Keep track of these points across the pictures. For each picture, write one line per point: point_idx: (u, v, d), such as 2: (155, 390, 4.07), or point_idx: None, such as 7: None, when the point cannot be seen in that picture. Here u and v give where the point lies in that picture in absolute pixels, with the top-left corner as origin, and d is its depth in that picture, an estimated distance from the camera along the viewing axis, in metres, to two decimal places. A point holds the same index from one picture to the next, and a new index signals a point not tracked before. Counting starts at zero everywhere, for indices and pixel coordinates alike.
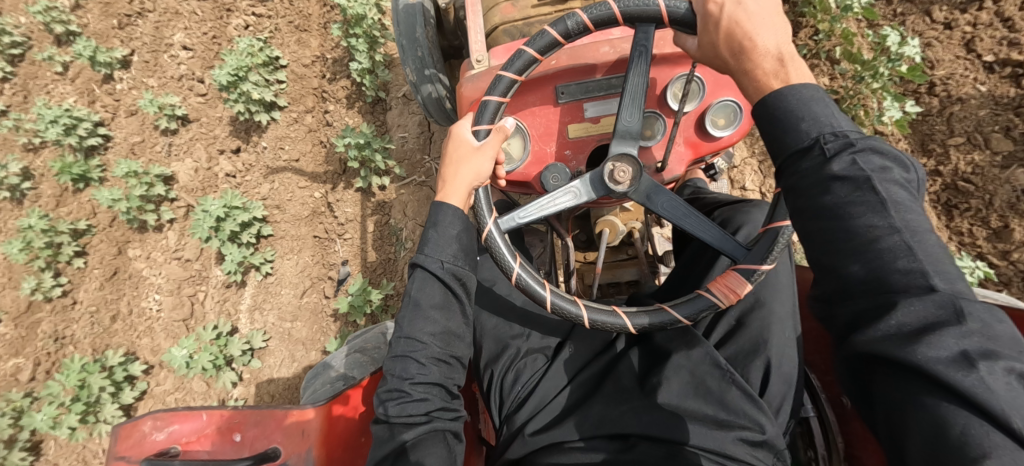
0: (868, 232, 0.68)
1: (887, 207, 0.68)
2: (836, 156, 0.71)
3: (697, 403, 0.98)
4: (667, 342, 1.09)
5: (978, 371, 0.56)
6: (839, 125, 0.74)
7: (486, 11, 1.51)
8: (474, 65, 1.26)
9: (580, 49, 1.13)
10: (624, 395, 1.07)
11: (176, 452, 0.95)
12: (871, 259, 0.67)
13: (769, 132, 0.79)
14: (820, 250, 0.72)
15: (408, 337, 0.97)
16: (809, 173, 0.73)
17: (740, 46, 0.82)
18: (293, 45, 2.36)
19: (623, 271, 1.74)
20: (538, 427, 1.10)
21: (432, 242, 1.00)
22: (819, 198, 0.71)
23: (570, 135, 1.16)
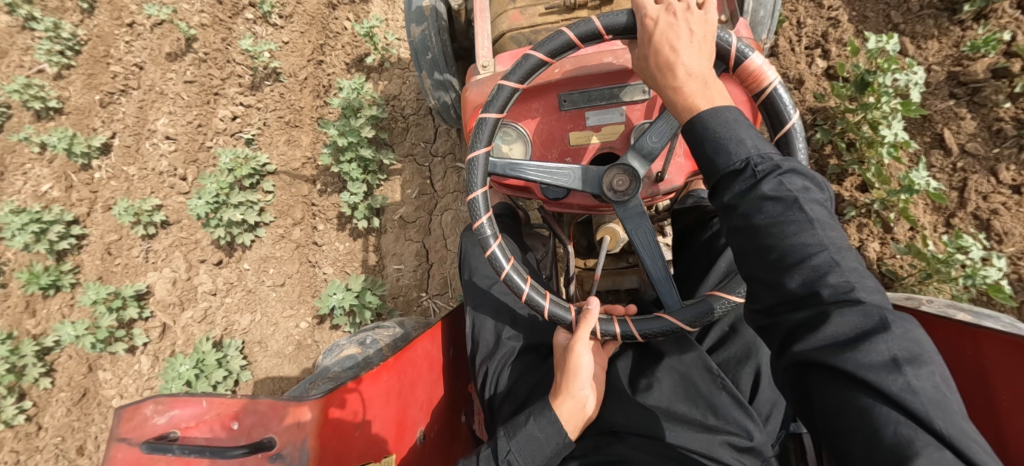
0: (797, 251, 0.69)
1: (814, 225, 0.70)
2: (766, 177, 0.74)
3: (686, 406, 1.01)
4: (661, 344, 1.10)
5: (906, 377, 0.59)
6: (764, 148, 0.77)
7: (494, 18, 1.49)
8: (480, 71, 1.33)
9: (585, 58, 1.20)
10: (614, 395, 1.09)
11: (174, 437, 0.96)
12: (805, 273, 0.68)
13: (701, 153, 0.82)
14: (759, 265, 0.72)
15: None
16: (742, 193, 0.75)
17: (663, 60, 0.87)
18: (283, 145, 2.29)
19: (623, 279, 1.90)
20: None
21: (516, 439, 1.00)
22: (753, 217, 0.73)
23: (571, 142, 1.22)
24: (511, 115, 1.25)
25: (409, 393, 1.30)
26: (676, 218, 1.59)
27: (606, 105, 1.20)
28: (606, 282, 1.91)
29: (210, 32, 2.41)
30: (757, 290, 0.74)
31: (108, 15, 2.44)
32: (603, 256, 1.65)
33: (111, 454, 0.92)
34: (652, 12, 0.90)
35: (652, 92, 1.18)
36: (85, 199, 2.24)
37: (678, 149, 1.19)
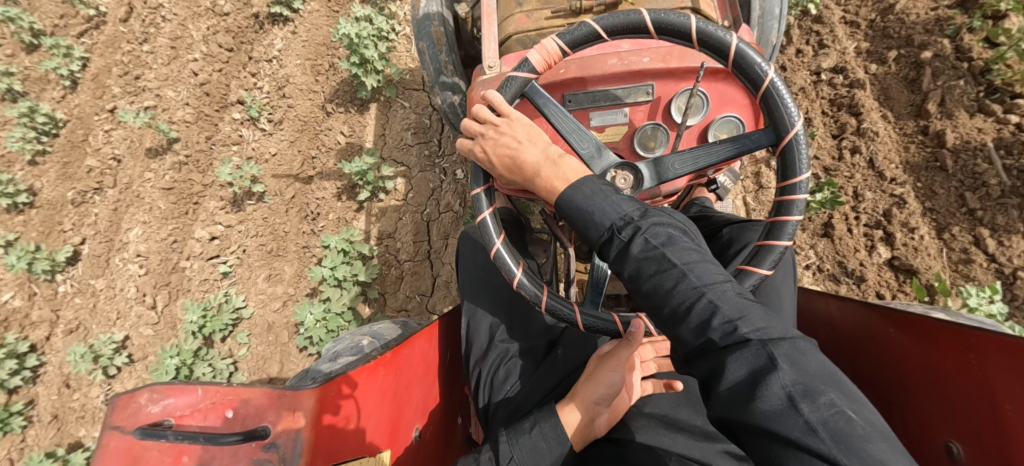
0: (679, 302, 0.78)
1: (685, 273, 0.79)
2: (631, 240, 0.82)
3: (689, 412, 1.06)
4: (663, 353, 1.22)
5: (803, 414, 0.63)
6: (625, 210, 0.85)
7: (501, 21, 1.50)
8: (486, 71, 1.36)
9: (589, 60, 1.22)
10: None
11: (170, 424, 0.95)
12: (693, 325, 0.75)
13: (577, 229, 0.90)
14: (661, 320, 0.80)
15: None
16: (619, 257, 0.83)
17: (514, 165, 0.99)
18: (264, 281, 2.25)
19: (623, 284, 1.92)
20: None
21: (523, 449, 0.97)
22: (642, 277, 0.81)
23: None
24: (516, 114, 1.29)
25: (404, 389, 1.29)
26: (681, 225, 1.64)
27: (609, 106, 1.22)
28: (606, 286, 1.92)
29: (194, 129, 2.42)
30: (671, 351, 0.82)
31: (91, 93, 2.49)
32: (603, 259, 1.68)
33: (103, 443, 0.92)
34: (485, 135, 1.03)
35: (655, 94, 1.20)
36: (45, 320, 2.18)
37: (679, 152, 1.23)
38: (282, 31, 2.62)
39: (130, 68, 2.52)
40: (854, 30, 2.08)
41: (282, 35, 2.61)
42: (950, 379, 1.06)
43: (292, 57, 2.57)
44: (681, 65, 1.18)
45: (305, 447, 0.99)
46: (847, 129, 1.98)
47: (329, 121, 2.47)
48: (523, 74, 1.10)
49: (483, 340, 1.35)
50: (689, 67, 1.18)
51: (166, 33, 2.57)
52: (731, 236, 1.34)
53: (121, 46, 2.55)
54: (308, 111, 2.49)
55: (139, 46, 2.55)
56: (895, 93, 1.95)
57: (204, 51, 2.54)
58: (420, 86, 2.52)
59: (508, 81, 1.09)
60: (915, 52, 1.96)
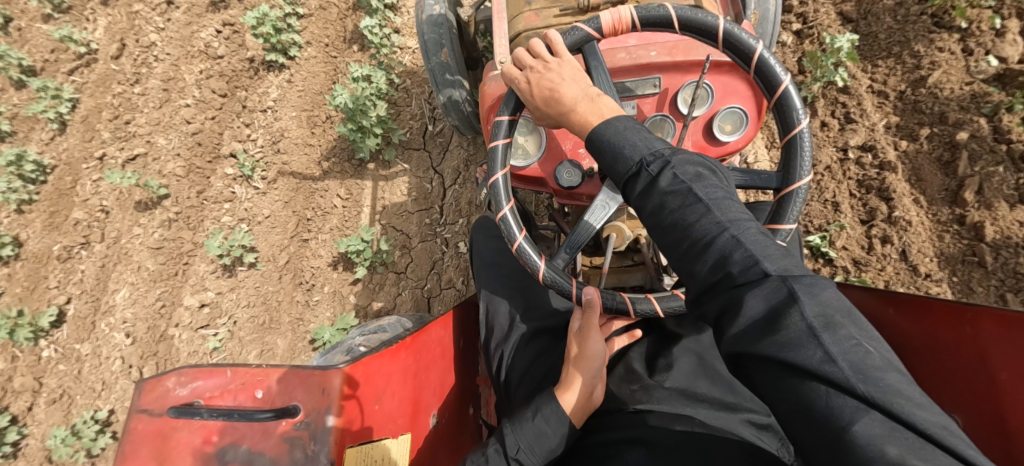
0: (702, 237, 0.81)
1: (711, 209, 0.82)
2: (660, 173, 0.87)
3: (708, 386, 1.07)
4: (677, 327, 1.19)
5: (820, 342, 0.65)
6: (654, 147, 0.91)
7: (509, 20, 1.55)
8: (497, 67, 1.41)
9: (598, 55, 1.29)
10: (633, 377, 1.13)
11: (200, 405, 0.97)
12: (715, 258, 0.79)
13: (604, 163, 0.96)
14: (680, 255, 0.84)
15: None
16: (646, 192, 0.88)
17: (551, 97, 1.06)
18: (257, 355, 2.11)
19: (629, 277, 1.96)
20: None
21: (529, 434, 1.02)
22: (664, 213, 0.85)
23: None
24: None
25: (422, 374, 1.31)
26: None
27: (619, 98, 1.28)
28: (612, 280, 1.96)
29: (185, 184, 2.27)
30: (686, 285, 0.84)
31: (80, 136, 2.33)
32: (609, 253, 1.74)
33: (132, 424, 0.95)
34: (535, 67, 1.10)
35: (662, 86, 1.26)
36: (27, 389, 2.08)
37: (686, 140, 1.28)
38: (278, 79, 2.43)
39: (121, 111, 2.36)
40: (882, 101, 1.93)
41: (278, 83, 2.42)
42: (946, 353, 1.12)
43: (288, 109, 2.39)
44: (687, 58, 1.24)
45: (335, 424, 1.02)
46: (878, 216, 1.84)
47: (326, 181, 2.30)
48: (587, 29, 1.13)
49: (500, 320, 1.38)
50: (694, 60, 1.23)
51: (159, 73, 2.40)
52: None
53: (114, 85, 2.39)
54: (303, 168, 2.31)
55: (131, 88, 2.39)
56: (927, 175, 1.81)
57: (196, 97, 2.36)
58: (420, 146, 2.38)
59: (572, 29, 1.13)
60: (950, 132, 1.80)
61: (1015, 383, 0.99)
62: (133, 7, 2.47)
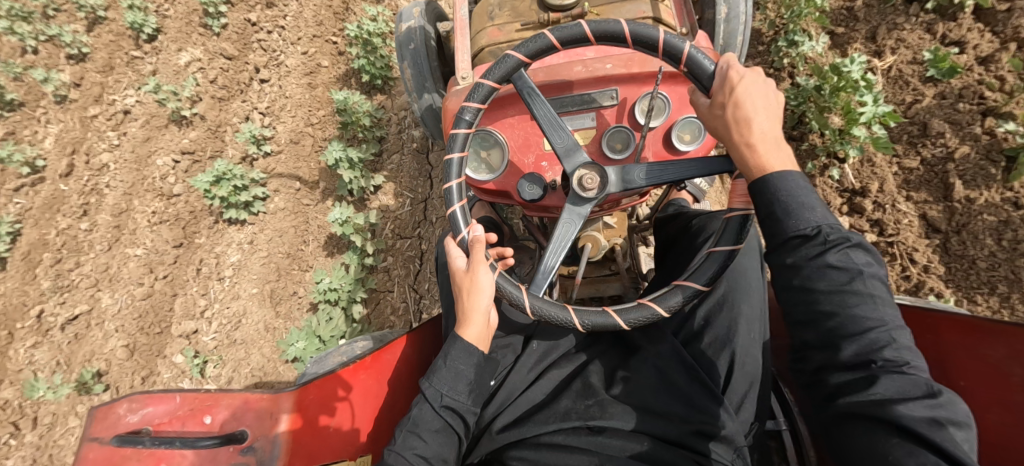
0: (849, 321, 0.80)
1: (875, 299, 0.80)
2: (833, 247, 0.82)
3: (665, 398, 1.08)
4: (636, 337, 1.18)
5: (947, 432, 0.71)
6: (827, 217, 0.85)
7: (474, 35, 1.56)
8: (459, 82, 1.40)
9: (556, 68, 1.29)
10: (590, 391, 1.13)
11: (148, 432, 0.96)
12: (861, 341, 0.79)
13: (767, 213, 0.88)
14: (811, 325, 0.84)
15: (398, 453, 1.01)
16: (805, 259, 0.83)
17: (740, 116, 0.93)
18: None
19: (606, 286, 1.97)
20: (505, 423, 1.14)
21: (442, 376, 1.07)
22: (818, 285, 0.82)
23: (546, 147, 1.30)
24: (488, 122, 1.32)
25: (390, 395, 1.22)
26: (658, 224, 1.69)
27: (579, 110, 1.27)
28: (588, 289, 1.97)
29: (128, 367, 2.03)
30: (810, 350, 0.86)
31: (19, 277, 2.10)
32: (585, 263, 1.75)
33: (83, 453, 0.93)
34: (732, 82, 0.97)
35: (620, 98, 1.25)
36: None
37: (647, 152, 1.27)
38: (241, 233, 2.30)
39: (65, 253, 2.16)
40: None
41: (239, 241, 2.29)
42: None
43: (247, 282, 2.22)
44: (643, 70, 1.25)
45: (284, 449, 1.00)
46: None
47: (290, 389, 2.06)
48: None
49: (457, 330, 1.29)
50: (649, 72, 1.24)
51: (109, 206, 2.24)
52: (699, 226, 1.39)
53: (62, 209, 2.21)
54: (262, 363, 2.09)
55: (78, 221, 2.20)
56: None
57: (148, 245, 2.20)
58: None
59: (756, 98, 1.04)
60: None
61: (976, 390, 0.98)
62: (90, 111, 2.37)
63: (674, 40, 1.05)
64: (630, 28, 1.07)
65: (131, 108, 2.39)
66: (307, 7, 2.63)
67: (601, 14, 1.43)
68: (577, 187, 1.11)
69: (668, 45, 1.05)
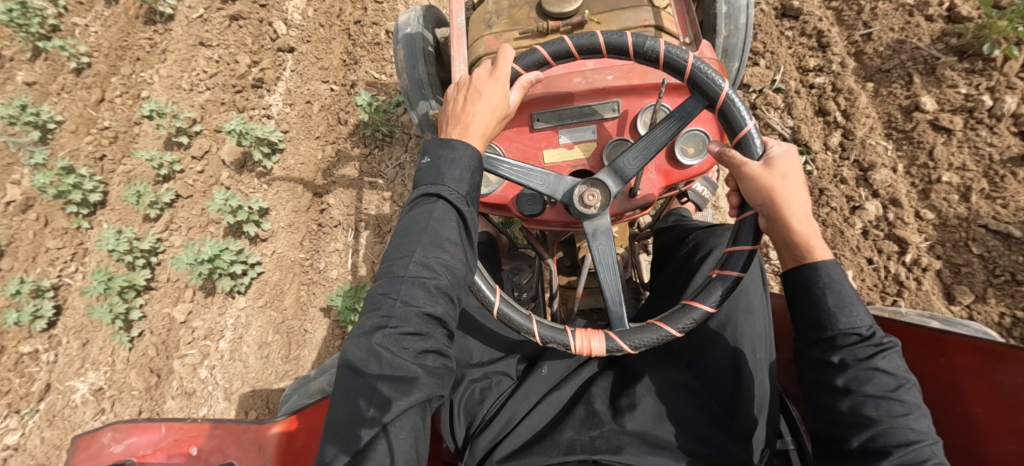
0: (894, 427, 0.82)
1: (917, 412, 0.84)
2: (879, 352, 0.86)
3: (668, 429, 1.04)
4: (640, 364, 1.16)
5: None
6: (868, 321, 0.89)
7: (471, 44, 1.52)
8: None
9: (554, 79, 1.25)
10: (595, 420, 1.07)
11: (131, 464, 0.92)
12: (908, 450, 0.80)
13: (817, 304, 0.91)
14: (853, 422, 0.86)
15: (419, 262, 0.88)
16: (855, 355, 0.87)
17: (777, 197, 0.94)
18: None
19: None
20: (505, 453, 1.06)
21: (453, 172, 0.93)
22: (865, 387, 0.85)
23: (546, 160, 1.25)
24: None
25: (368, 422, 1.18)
26: (658, 234, 1.66)
27: (578, 122, 1.23)
28: (588, 300, 1.92)
29: None
30: (848, 436, 0.86)
31: None
32: (585, 275, 1.72)
33: None
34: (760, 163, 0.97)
35: (621, 110, 1.22)
36: None
37: (650, 165, 1.24)
38: None
39: None
40: None
41: None
42: (920, 380, 1.09)
43: None
44: (643, 81, 1.21)
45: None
46: None
47: None
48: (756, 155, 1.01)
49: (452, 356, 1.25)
50: (650, 83, 1.21)
51: None
52: (698, 242, 1.36)
53: None
54: None
55: None
56: None
57: None
58: None
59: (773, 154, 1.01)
60: None
61: (992, 418, 0.95)
62: None
63: (740, 107, 1.02)
64: (698, 67, 1.03)
65: (7, 455, 1.83)
66: (248, 327, 2.02)
67: (601, 22, 1.39)
68: (576, 201, 1.08)
69: (729, 106, 1.02)
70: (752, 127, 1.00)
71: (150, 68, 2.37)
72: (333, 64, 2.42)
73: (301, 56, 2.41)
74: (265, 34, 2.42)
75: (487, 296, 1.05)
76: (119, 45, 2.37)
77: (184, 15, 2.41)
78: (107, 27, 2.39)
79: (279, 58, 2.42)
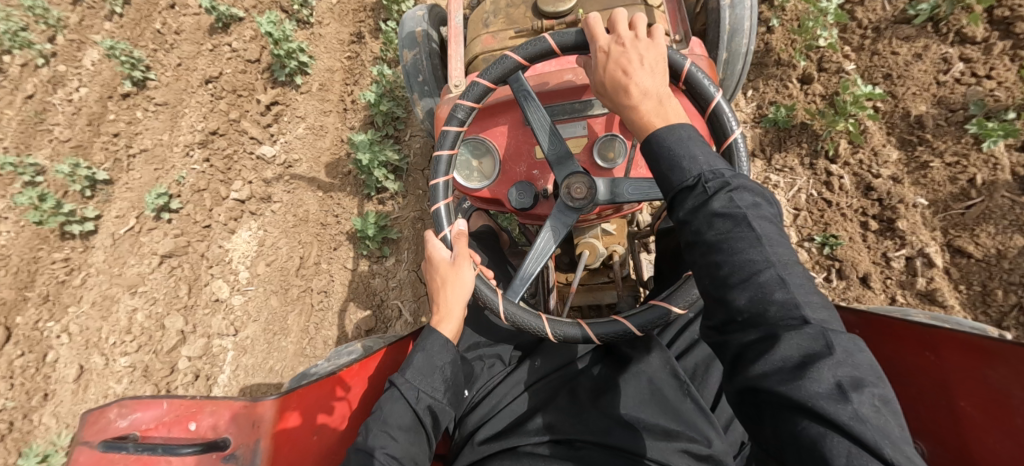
0: (739, 267, 0.71)
1: (762, 242, 0.71)
2: (716, 194, 0.75)
3: (653, 414, 1.04)
4: (629, 350, 1.12)
5: (851, 403, 0.59)
6: (715, 165, 0.79)
7: (470, 43, 1.56)
8: (452, 90, 1.40)
9: (547, 76, 1.28)
10: (576, 405, 1.10)
11: (135, 437, 0.97)
12: (755, 291, 0.69)
13: (658, 172, 0.83)
14: (709, 282, 0.74)
15: (369, 449, 0.97)
16: (694, 209, 0.76)
17: (618, 84, 0.92)
18: None
19: (602, 294, 1.96)
20: (489, 434, 1.12)
21: (414, 366, 1.07)
22: (706, 234, 0.74)
23: (537, 156, 1.29)
24: (480, 130, 1.32)
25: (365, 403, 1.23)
26: (661, 237, 1.65)
27: (571, 118, 1.26)
28: (585, 297, 1.95)
29: None
30: (708, 307, 0.75)
31: None
32: (582, 269, 1.73)
33: (73, 458, 0.94)
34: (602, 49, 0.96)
35: (611, 106, 1.25)
36: None
37: (640, 161, 1.26)
38: None
39: None
40: None
41: None
42: (911, 376, 1.09)
43: None
44: None
45: (265, 457, 1.00)
46: None
47: None
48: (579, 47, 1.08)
49: None
50: None
51: None
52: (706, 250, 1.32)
53: None
54: None
55: None
56: None
57: None
58: None
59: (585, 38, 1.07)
60: None
61: (977, 413, 0.96)
62: None
63: (728, 115, 1.02)
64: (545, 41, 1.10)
65: None
66: None
67: None
68: (564, 197, 1.11)
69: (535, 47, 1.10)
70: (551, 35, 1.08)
71: (61, 313, 2.09)
72: (289, 355, 2.06)
73: (248, 345, 2.08)
74: (205, 291, 2.14)
75: (500, 304, 1.07)
76: (30, 263, 2.14)
77: (110, 231, 2.21)
78: (20, 231, 2.19)
79: (215, 349, 2.08)
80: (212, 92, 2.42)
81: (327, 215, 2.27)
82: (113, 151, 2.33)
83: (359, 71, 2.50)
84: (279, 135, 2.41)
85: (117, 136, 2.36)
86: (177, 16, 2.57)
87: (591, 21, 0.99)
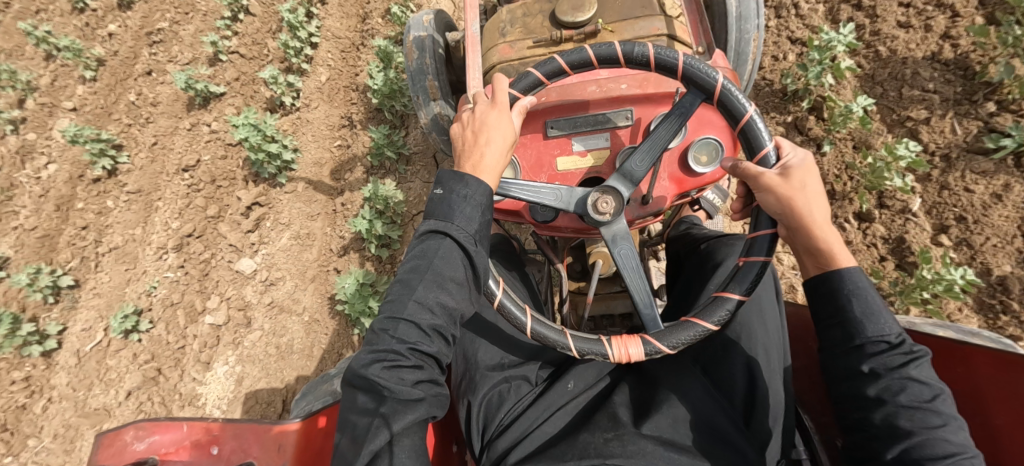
0: (923, 431, 0.81)
1: (949, 421, 0.81)
2: (905, 364, 0.85)
3: (687, 436, 1.03)
4: (657, 370, 1.15)
5: None
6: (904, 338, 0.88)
7: (485, 52, 1.55)
8: (470, 100, 1.38)
9: (570, 88, 1.27)
10: (611, 425, 1.06)
11: (154, 462, 0.94)
12: (924, 452, 0.80)
13: (841, 313, 0.92)
14: (880, 429, 0.85)
15: (419, 302, 0.90)
16: (879, 367, 0.86)
17: (800, 217, 0.95)
18: None
19: (616, 303, 1.93)
20: (521, 456, 1.08)
21: (460, 211, 0.94)
22: (896, 397, 0.84)
23: (559, 167, 1.26)
24: None
25: None
26: (670, 243, 1.67)
27: (594, 130, 1.25)
28: (598, 306, 1.93)
29: None
30: (867, 444, 0.86)
31: None
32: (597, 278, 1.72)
33: None
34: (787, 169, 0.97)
35: (634, 118, 1.23)
36: None
37: (662, 173, 1.25)
38: None
39: None
40: None
41: None
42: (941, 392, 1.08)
43: None
44: (658, 90, 1.23)
45: None
46: None
47: None
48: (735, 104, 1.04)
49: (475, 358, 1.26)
50: (664, 92, 1.22)
51: None
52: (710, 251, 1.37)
53: None
54: None
55: None
56: None
57: None
58: None
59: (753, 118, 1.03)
60: None
61: (1012, 431, 0.95)
62: None
63: (762, 130, 1.02)
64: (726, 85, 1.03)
65: None
66: None
67: (615, 31, 1.40)
68: (591, 208, 1.09)
69: (692, 71, 1.05)
70: (724, 81, 1.03)
71: (21, 445, 1.97)
72: None
73: None
74: None
75: (518, 317, 1.04)
76: None
77: (74, 347, 2.12)
78: None
79: None
80: (189, 182, 2.34)
81: (313, 346, 2.10)
82: (80, 247, 2.25)
83: (350, 162, 2.41)
84: (260, 244, 2.27)
85: (86, 229, 2.28)
86: (154, 85, 2.56)
87: (786, 142, 1.01)
